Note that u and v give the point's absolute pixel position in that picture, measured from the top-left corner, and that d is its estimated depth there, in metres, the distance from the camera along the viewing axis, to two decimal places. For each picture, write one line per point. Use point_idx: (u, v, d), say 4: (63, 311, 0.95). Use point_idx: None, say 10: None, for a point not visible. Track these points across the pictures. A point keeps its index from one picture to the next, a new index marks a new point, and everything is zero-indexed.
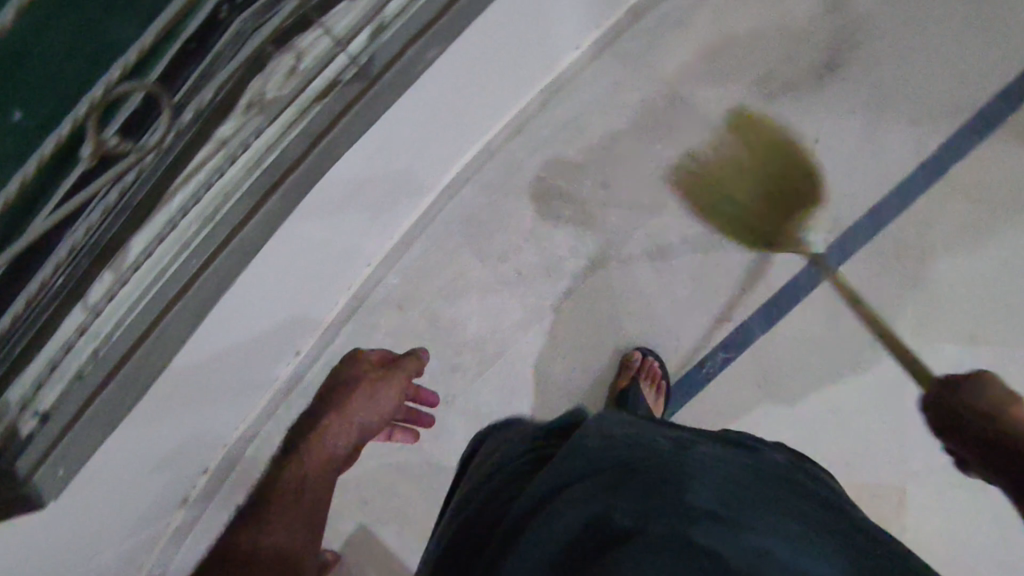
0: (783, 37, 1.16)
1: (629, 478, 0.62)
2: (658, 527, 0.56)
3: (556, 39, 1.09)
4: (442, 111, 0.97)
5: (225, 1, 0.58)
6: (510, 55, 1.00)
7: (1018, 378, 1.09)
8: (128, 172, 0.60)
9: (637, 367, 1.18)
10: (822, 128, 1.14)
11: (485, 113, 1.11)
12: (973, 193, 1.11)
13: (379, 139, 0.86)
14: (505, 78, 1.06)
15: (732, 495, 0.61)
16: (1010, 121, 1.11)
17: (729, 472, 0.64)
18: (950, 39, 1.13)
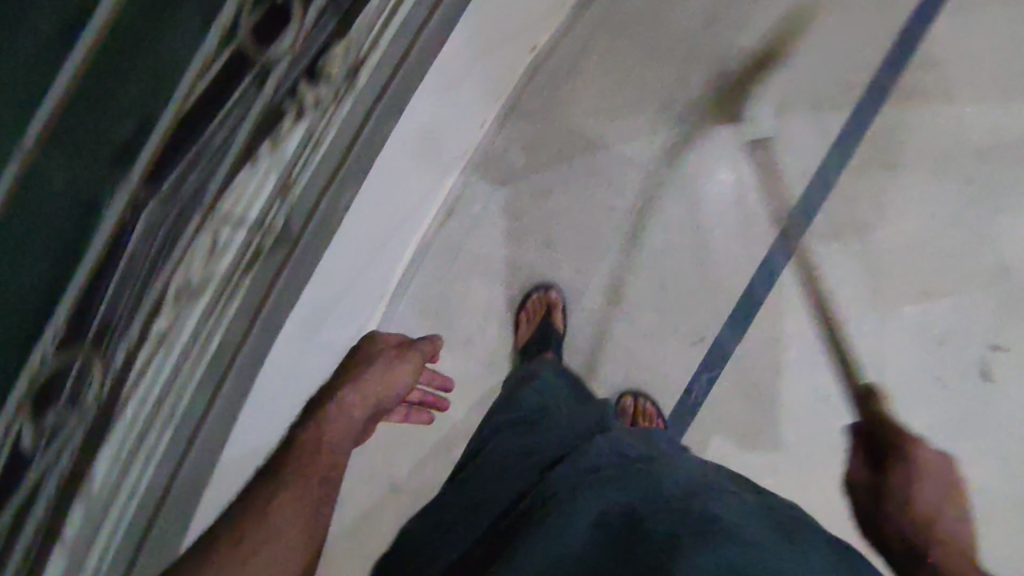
0: (672, 60, 1.19)
1: (639, 490, 0.72)
2: (664, 528, 0.66)
3: (462, 121, 1.11)
4: (391, 202, 0.98)
5: (131, 206, 0.53)
6: (432, 138, 1.02)
7: (981, 319, 1.13)
8: (80, 423, 0.57)
9: (631, 411, 1.18)
10: (731, 136, 1.19)
11: (420, 199, 1.12)
12: (887, 159, 1.16)
13: (346, 246, 0.86)
14: (431, 162, 1.07)
15: (743, 513, 0.69)
16: (901, 83, 1.16)
17: (732, 496, 0.73)
18: (828, 21, 1.17)
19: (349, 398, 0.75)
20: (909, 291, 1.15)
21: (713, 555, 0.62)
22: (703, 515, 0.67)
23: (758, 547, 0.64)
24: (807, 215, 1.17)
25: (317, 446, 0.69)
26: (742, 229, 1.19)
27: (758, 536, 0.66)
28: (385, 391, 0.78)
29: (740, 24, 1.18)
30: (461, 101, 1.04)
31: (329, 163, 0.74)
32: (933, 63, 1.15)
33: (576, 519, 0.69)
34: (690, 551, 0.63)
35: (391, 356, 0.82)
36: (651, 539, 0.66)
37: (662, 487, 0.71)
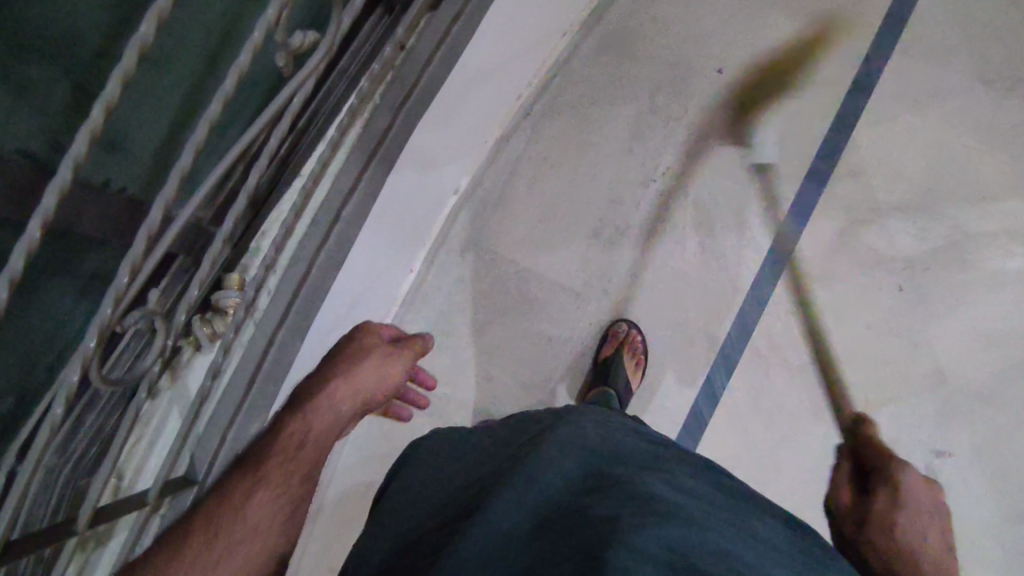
0: (600, 185, 1.19)
1: (615, 463, 0.61)
2: (610, 506, 0.52)
3: (410, 232, 1.09)
4: (372, 275, 1.02)
5: None
6: (394, 226, 1.02)
7: (924, 429, 1.13)
8: None
9: (622, 338, 1.15)
10: (664, 256, 1.18)
11: (378, 302, 1.10)
12: (819, 270, 1.17)
13: (336, 303, 0.92)
14: (388, 261, 1.06)
15: (710, 491, 0.61)
16: (825, 198, 1.17)
17: (690, 471, 0.64)
18: (751, 136, 1.18)
19: (339, 389, 0.70)
20: (851, 402, 1.15)
21: (628, 496, 0.54)
22: (629, 470, 0.59)
23: (709, 530, 0.52)
24: (744, 333, 1.17)
25: (306, 436, 0.65)
26: (684, 348, 1.18)
27: (697, 494, 0.58)
28: (375, 389, 0.75)
29: (664, 143, 1.19)
30: (410, 204, 1.04)
31: (233, 396, 0.71)
32: (856, 173, 1.17)
33: (509, 498, 0.55)
34: (637, 529, 0.48)
35: (380, 352, 0.79)
36: (589, 529, 0.50)
37: (604, 459, 0.62)
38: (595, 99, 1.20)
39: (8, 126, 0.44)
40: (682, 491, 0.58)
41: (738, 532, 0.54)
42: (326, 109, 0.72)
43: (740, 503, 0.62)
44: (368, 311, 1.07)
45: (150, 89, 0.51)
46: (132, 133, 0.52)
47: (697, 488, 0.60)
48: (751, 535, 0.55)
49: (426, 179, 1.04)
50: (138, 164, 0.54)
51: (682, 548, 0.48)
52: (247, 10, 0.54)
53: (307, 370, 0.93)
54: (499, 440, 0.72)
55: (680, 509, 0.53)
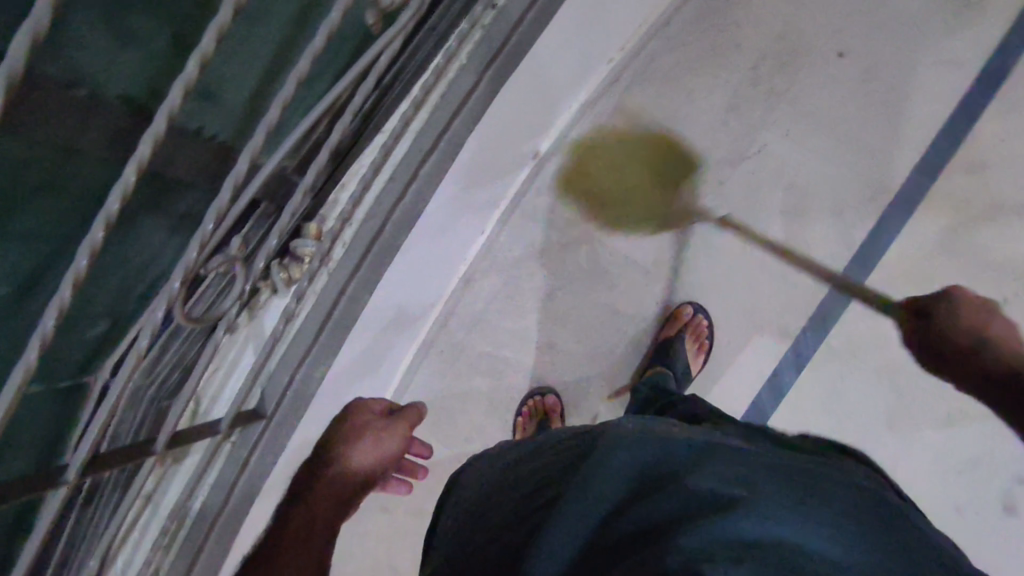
0: (685, 160, 1.14)
1: (661, 445, 0.60)
2: (657, 509, 0.52)
3: (489, 187, 1.09)
4: (449, 224, 1.03)
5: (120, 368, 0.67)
6: (474, 179, 1.02)
7: (1008, 452, 1.06)
8: (81, 533, 0.68)
9: (686, 321, 1.13)
10: (745, 239, 1.13)
11: (453, 252, 1.11)
12: (916, 273, 1.08)
13: (411, 248, 0.94)
14: (465, 212, 1.07)
15: (765, 458, 0.59)
16: (934, 195, 1.07)
17: (756, 450, 0.62)
18: (859, 119, 1.09)
19: (340, 475, 0.80)
20: (930, 414, 1.08)
21: (682, 489, 0.53)
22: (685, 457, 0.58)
23: (772, 509, 0.50)
24: (822, 329, 1.11)
25: (302, 535, 0.74)
26: (754, 339, 1.14)
27: (761, 473, 0.56)
28: (375, 465, 0.83)
29: (761, 120, 1.12)
30: (492, 158, 1.03)
31: (300, 342, 0.75)
32: (975, 170, 1.06)
33: (572, 502, 0.57)
34: (688, 525, 0.49)
35: (377, 428, 0.85)
36: (649, 533, 0.51)
37: (661, 443, 0.61)
38: (692, 68, 1.14)
39: (110, 72, 0.45)
40: (733, 465, 0.56)
41: (807, 508, 0.52)
42: (412, 67, 0.71)
43: (799, 459, 0.60)
44: (442, 259, 1.09)
45: (250, 41, 0.52)
46: (228, 83, 0.53)
47: (754, 459, 0.59)
48: (820, 510, 0.52)
49: (510, 136, 1.03)
50: (232, 113, 0.55)
51: (741, 535, 0.48)
52: None
53: (377, 317, 0.96)
54: (562, 435, 0.73)
55: (739, 494, 0.52)
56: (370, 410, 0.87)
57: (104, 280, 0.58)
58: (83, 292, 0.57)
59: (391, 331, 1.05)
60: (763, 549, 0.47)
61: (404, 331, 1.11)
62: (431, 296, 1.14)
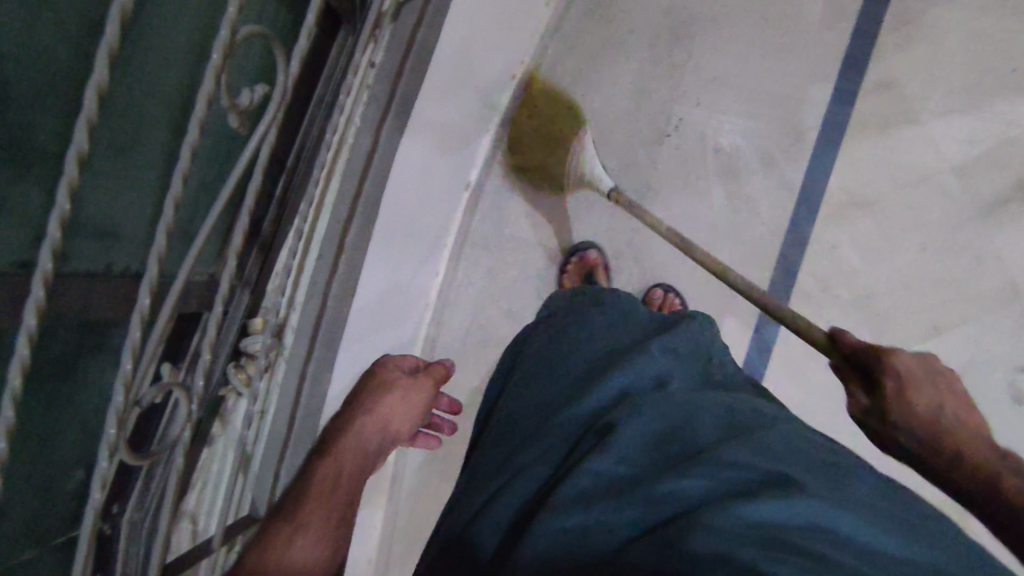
0: (611, 150, 1.15)
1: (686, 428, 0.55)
2: (683, 491, 0.48)
3: (435, 207, 1.08)
4: (408, 227, 1.01)
5: (107, 518, 0.66)
6: (421, 178, 0.99)
7: (1001, 345, 1.05)
8: None
9: (658, 305, 1.12)
10: (690, 209, 1.14)
11: (422, 257, 1.10)
12: (860, 197, 1.09)
13: (375, 253, 0.90)
14: (422, 215, 1.05)
15: (801, 446, 0.54)
16: (855, 119, 1.09)
17: (786, 422, 0.58)
18: (764, 65, 1.11)
19: (366, 426, 0.75)
20: (915, 329, 1.08)
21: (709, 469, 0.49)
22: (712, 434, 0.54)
23: (810, 492, 0.46)
24: (788, 276, 1.11)
25: (337, 479, 0.70)
26: (727, 302, 1.14)
27: (794, 451, 0.52)
28: (401, 423, 0.79)
29: (673, 93, 1.14)
30: (433, 160, 1.01)
31: (279, 429, 0.75)
32: (887, 85, 1.08)
33: (581, 476, 0.52)
34: (716, 511, 0.44)
35: (406, 383, 0.81)
36: (672, 518, 0.46)
37: (680, 417, 0.56)
38: (593, 61, 1.15)
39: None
40: (767, 450, 0.51)
41: (844, 491, 0.47)
42: (312, 140, 0.71)
43: (837, 455, 0.55)
44: (413, 264, 1.07)
45: (127, 166, 0.53)
46: (117, 212, 0.53)
47: (789, 442, 0.53)
48: (856, 496, 0.48)
49: (444, 132, 1.01)
50: (137, 242, 0.56)
51: (778, 523, 0.43)
52: (200, 73, 0.56)
53: (360, 330, 0.94)
54: (568, 394, 0.68)
55: (776, 480, 0.47)
56: (399, 367, 0.84)
57: (60, 435, 0.57)
58: (45, 451, 0.56)
59: (381, 345, 1.03)
60: (797, 536, 0.42)
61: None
62: (413, 306, 1.12)
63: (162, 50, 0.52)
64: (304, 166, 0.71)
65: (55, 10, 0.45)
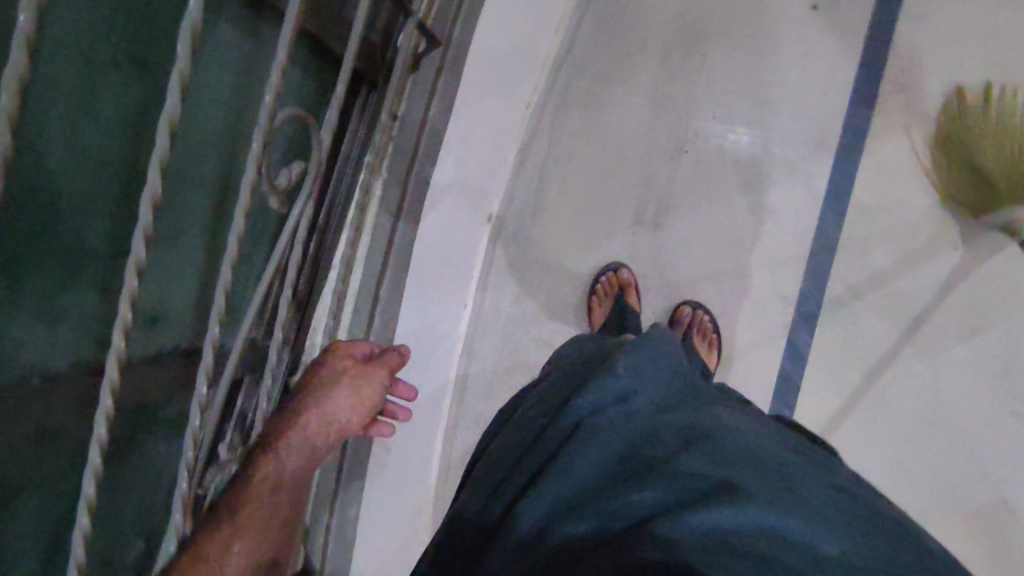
0: (631, 168, 1.15)
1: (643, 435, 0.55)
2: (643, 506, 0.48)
3: (460, 240, 1.09)
4: (435, 264, 1.02)
5: None
6: (445, 214, 1.00)
7: None
8: None
9: (688, 322, 1.12)
10: (714, 222, 1.13)
11: (450, 291, 1.11)
12: (886, 200, 1.08)
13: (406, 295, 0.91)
14: (448, 250, 1.05)
15: (756, 451, 0.53)
16: (876, 121, 1.08)
17: (747, 427, 0.57)
18: (780, 73, 1.10)
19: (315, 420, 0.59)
20: (953, 328, 1.07)
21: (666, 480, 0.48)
22: (671, 439, 0.53)
23: (759, 502, 0.45)
24: (818, 283, 1.10)
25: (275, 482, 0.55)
26: (758, 313, 1.13)
27: (751, 459, 0.51)
28: (353, 416, 0.61)
29: (689, 107, 1.13)
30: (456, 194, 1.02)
31: None
32: (907, 85, 1.07)
33: (544, 489, 0.52)
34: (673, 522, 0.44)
35: (355, 372, 0.63)
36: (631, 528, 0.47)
37: (643, 424, 0.56)
38: (607, 81, 1.15)
39: (51, 350, 0.45)
40: (718, 453, 0.51)
41: (794, 497, 0.47)
42: (343, 195, 0.71)
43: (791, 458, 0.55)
44: (442, 299, 1.08)
45: (174, 254, 0.53)
46: (167, 299, 0.54)
47: (743, 446, 0.53)
48: (810, 501, 0.48)
49: (464, 167, 1.02)
50: (183, 323, 0.57)
51: (728, 531, 0.43)
52: (240, 156, 0.57)
53: None
54: (541, 410, 0.68)
55: (728, 487, 0.47)
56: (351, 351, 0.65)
57: (122, 517, 0.58)
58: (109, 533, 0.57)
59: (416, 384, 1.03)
60: (743, 543, 0.42)
61: (419, 451, 1.08)
62: (446, 341, 1.13)
63: (206, 137, 0.52)
64: (336, 223, 0.71)
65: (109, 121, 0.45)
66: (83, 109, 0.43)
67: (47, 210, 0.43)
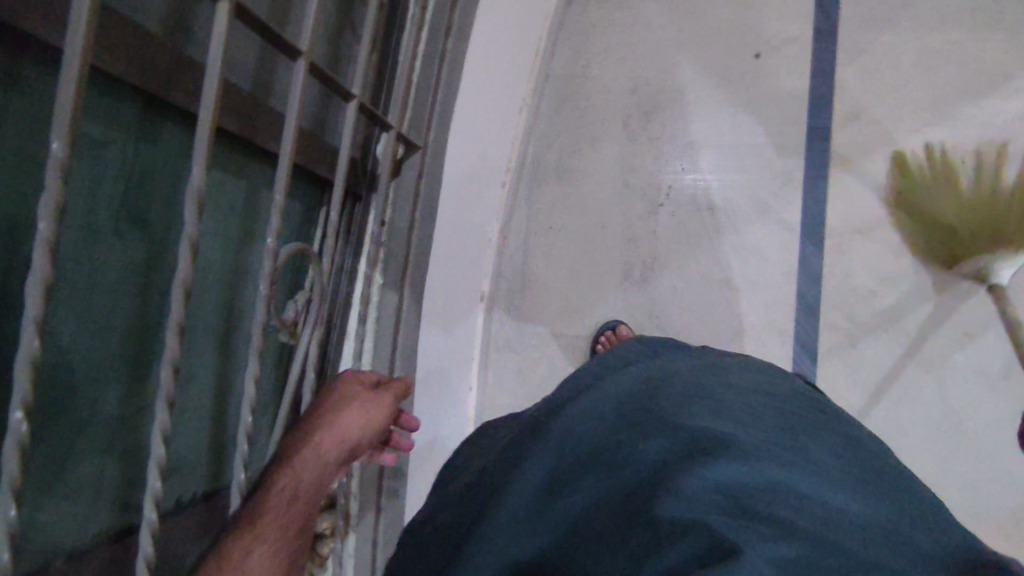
0: (610, 229, 1.18)
1: (643, 397, 0.55)
2: (649, 459, 0.47)
3: (457, 324, 1.09)
4: (436, 353, 1.01)
5: None
6: (439, 302, 1.00)
7: None
8: None
9: None
10: (700, 268, 1.15)
11: (454, 376, 1.10)
12: (860, 223, 1.11)
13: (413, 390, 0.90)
14: (447, 336, 1.05)
15: (755, 404, 0.53)
16: (834, 153, 1.12)
17: (753, 390, 0.55)
18: (737, 120, 1.15)
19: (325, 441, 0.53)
20: (948, 338, 1.08)
21: (661, 435, 0.49)
22: (669, 398, 0.53)
23: (760, 456, 0.45)
24: (811, 313, 1.12)
25: (295, 494, 0.49)
26: (759, 351, 1.14)
27: (748, 416, 0.51)
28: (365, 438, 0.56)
29: (656, 164, 1.17)
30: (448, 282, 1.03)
31: None
32: (857, 115, 1.12)
33: (544, 456, 0.52)
34: (677, 477, 0.44)
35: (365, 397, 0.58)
36: (636, 486, 0.46)
37: (640, 386, 0.56)
38: (573, 151, 1.20)
39: (77, 527, 0.45)
40: (718, 407, 0.51)
41: (794, 454, 0.47)
42: (342, 306, 0.71)
43: (794, 407, 0.54)
44: (449, 385, 1.07)
45: (188, 404, 0.53)
46: (185, 448, 0.53)
47: (744, 401, 0.53)
48: (809, 454, 0.47)
49: (451, 254, 1.03)
50: (202, 467, 0.56)
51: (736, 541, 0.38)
52: (243, 291, 0.57)
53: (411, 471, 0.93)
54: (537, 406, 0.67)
55: (722, 438, 0.47)
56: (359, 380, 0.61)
57: None
58: None
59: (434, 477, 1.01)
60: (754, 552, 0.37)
61: None
62: (456, 425, 1.11)
63: (208, 285, 0.52)
64: (338, 336, 0.71)
65: (120, 288, 0.45)
66: (94, 286, 0.43)
67: (68, 391, 0.43)
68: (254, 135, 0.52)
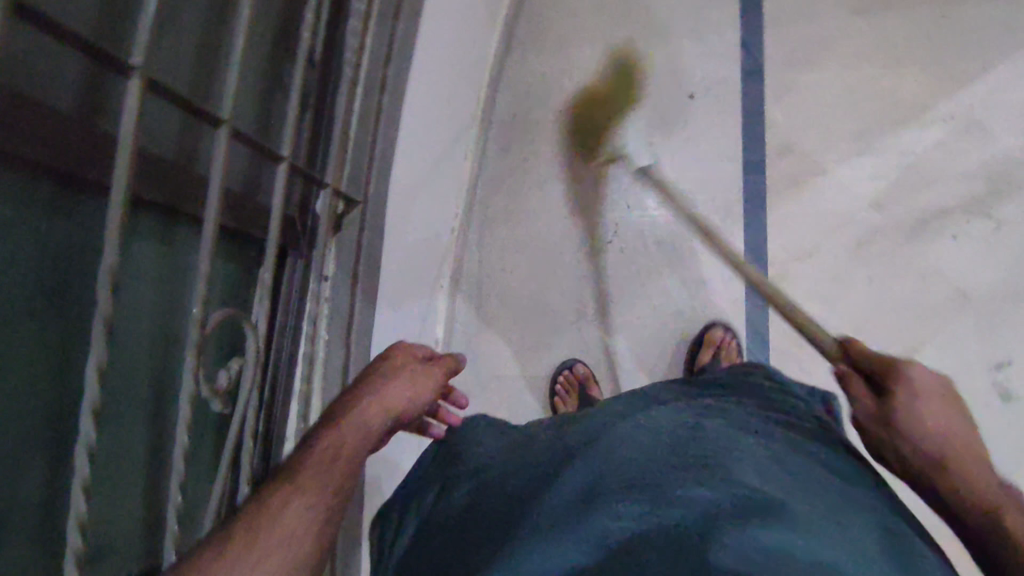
0: (562, 268, 1.19)
1: (689, 432, 0.52)
2: (697, 498, 0.44)
3: None
4: None
5: None
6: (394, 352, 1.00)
7: (975, 350, 1.07)
8: None
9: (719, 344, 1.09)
10: (652, 301, 1.17)
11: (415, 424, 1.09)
12: (799, 251, 1.15)
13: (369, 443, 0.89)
14: None
15: (802, 462, 0.50)
16: (770, 185, 1.17)
17: (802, 452, 0.53)
18: (676, 159, 1.20)
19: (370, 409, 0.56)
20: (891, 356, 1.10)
21: (716, 479, 0.45)
22: (721, 439, 0.50)
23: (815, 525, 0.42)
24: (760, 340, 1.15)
25: (337, 454, 0.52)
26: None
27: (802, 475, 0.48)
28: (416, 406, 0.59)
29: (602, 203, 1.20)
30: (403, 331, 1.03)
31: None
32: (788, 148, 1.17)
33: (585, 468, 0.49)
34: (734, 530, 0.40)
35: (417, 370, 0.61)
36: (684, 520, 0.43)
37: (689, 424, 0.53)
38: (523, 194, 1.22)
39: None
40: (769, 461, 0.48)
41: (849, 530, 0.44)
42: (286, 365, 0.70)
43: (839, 476, 0.51)
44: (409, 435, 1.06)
45: (118, 482, 0.51)
46: (117, 523, 0.52)
47: (789, 458, 0.50)
48: (861, 530, 0.44)
49: (404, 301, 1.03)
50: (137, 541, 0.54)
51: None
52: (178, 358, 0.56)
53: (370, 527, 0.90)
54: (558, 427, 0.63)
55: (780, 502, 0.44)
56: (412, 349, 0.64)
57: None
58: None
59: None
60: None
61: None
62: None
63: (138, 352, 0.51)
64: (282, 396, 0.70)
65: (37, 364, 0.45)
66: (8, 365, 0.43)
67: None
68: (180, 203, 0.52)
